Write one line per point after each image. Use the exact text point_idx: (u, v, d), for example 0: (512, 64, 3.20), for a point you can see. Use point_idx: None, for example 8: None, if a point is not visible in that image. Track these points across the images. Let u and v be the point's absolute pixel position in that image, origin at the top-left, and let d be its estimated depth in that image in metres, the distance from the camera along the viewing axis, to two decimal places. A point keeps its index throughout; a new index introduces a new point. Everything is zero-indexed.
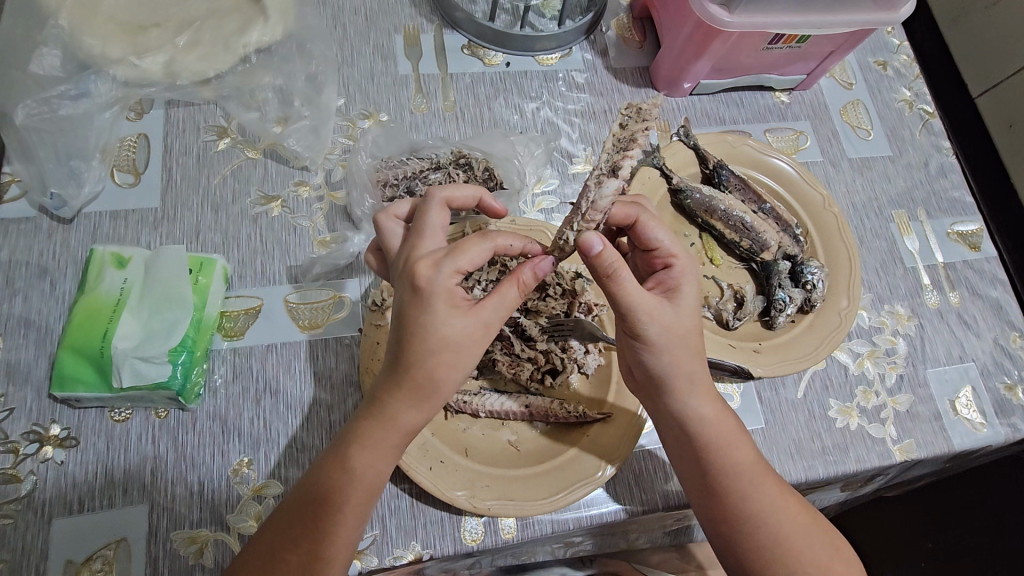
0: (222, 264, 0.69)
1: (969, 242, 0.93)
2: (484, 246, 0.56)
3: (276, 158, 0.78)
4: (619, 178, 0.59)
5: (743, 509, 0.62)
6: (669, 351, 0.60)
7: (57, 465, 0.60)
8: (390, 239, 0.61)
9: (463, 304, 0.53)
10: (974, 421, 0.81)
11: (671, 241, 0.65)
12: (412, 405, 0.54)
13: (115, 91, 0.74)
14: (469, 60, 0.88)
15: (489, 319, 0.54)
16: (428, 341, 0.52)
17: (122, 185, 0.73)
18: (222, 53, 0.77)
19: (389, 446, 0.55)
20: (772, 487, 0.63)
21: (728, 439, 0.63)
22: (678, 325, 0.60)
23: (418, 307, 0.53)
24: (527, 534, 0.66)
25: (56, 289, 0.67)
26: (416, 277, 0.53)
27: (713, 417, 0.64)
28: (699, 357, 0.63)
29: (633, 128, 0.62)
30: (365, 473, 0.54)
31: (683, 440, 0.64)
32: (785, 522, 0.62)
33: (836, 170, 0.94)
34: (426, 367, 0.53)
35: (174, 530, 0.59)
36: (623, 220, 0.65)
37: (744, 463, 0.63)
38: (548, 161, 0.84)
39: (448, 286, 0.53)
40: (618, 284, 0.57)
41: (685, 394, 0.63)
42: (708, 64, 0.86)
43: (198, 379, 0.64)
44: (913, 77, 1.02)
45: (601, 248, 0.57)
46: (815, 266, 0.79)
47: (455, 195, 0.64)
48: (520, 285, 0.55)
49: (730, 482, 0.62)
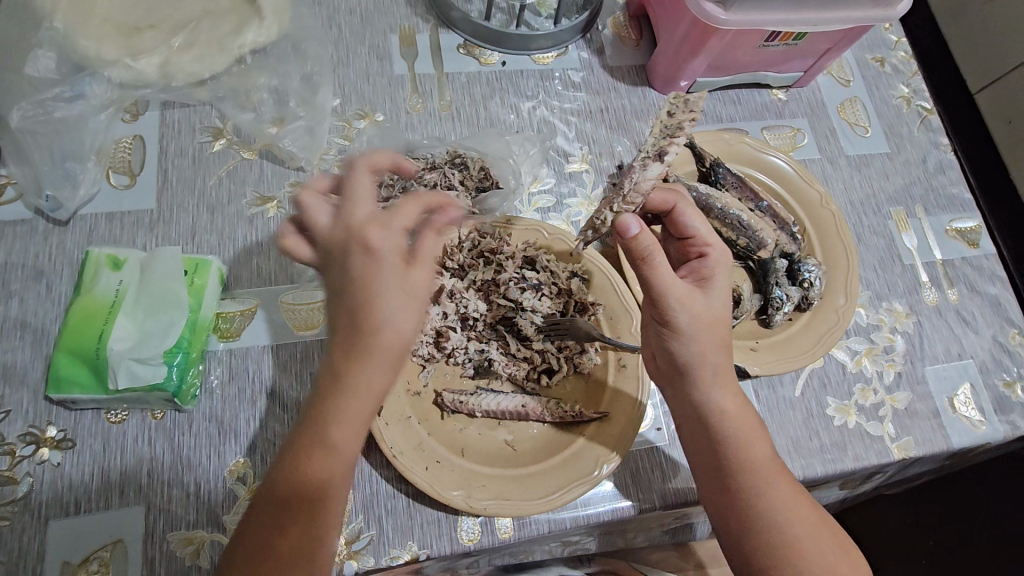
0: (218, 265, 0.68)
1: (967, 238, 0.92)
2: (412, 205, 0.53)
3: (272, 158, 0.78)
4: (663, 163, 0.72)
5: (756, 505, 0.61)
6: (696, 340, 0.62)
7: (54, 467, 0.60)
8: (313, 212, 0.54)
9: (393, 250, 0.51)
10: (973, 418, 0.80)
11: (708, 229, 0.66)
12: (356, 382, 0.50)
13: (110, 93, 0.74)
14: (465, 60, 0.88)
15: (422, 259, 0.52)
16: (363, 296, 0.50)
17: (118, 186, 0.73)
18: (217, 53, 0.77)
19: (351, 410, 0.51)
20: (786, 485, 0.62)
21: (747, 434, 0.63)
22: (706, 313, 0.62)
23: (358, 265, 0.50)
24: (524, 533, 0.66)
25: (52, 290, 0.67)
26: (358, 234, 0.51)
27: (732, 410, 0.64)
28: (722, 350, 0.63)
29: (681, 116, 0.76)
30: (334, 449, 0.50)
31: (701, 432, 0.64)
32: (797, 523, 0.61)
33: (834, 167, 0.93)
34: (363, 310, 0.50)
35: (171, 531, 0.59)
36: (663, 206, 0.69)
37: (761, 459, 0.63)
38: (544, 160, 0.84)
39: (383, 229, 0.52)
40: (651, 268, 0.61)
41: (706, 386, 0.63)
42: (704, 62, 0.86)
43: (194, 380, 0.64)
44: (911, 73, 1.02)
45: (638, 231, 0.60)
46: (812, 263, 0.79)
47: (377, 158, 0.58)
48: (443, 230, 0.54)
49: (744, 477, 0.62)
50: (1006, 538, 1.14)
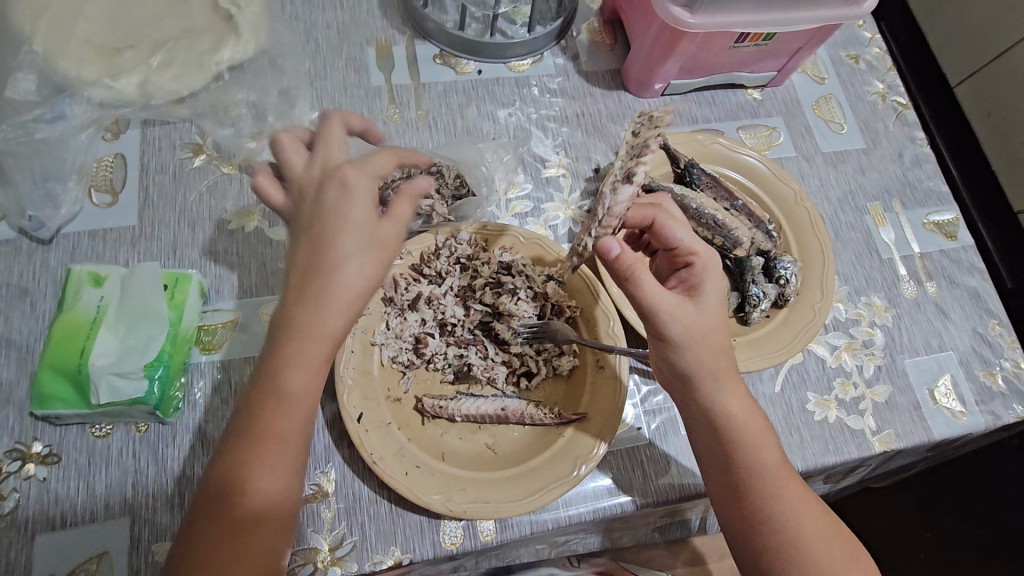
0: (198, 279, 0.70)
1: (945, 231, 0.93)
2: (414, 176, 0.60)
3: (251, 172, 0.79)
4: (632, 183, 0.65)
5: (766, 508, 0.61)
6: (691, 348, 0.63)
7: (40, 482, 0.61)
8: (292, 158, 0.61)
9: (367, 196, 0.57)
10: (954, 409, 0.81)
11: (692, 238, 0.67)
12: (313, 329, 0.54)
13: (90, 113, 0.75)
14: (441, 70, 0.89)
15: (388, 228, 0.57)
16: (332, 234, 0.55)
17: (100, 205, 0.75)
18: (195, 71, 0.79)
19: (313, 355, 0.54)
20: (796, 490, 0.62)
21: (757, 439, 0.63)
22: (699, 322, 0.63)
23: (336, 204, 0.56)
24: (507, 535, 0.67)
25: (36, 309, 0.68)
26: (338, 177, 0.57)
27: (741, 415, 0.63)
28: (721, 354, 0.64)
29: (646, 134, 0.69)
30: (292, 390, 0.54)
31: (711, 437, 0.64)
32: (806, 525, 0.61)
33: (810, 164, 0.94)
34: (336, 252, 0.55)
35: (157, 542, 0.60)
36: (641, 222, 0.71)
37: (771, 463, 0.62)
38: (520, 166, 0.85)
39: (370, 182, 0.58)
40: (636, 284, 0.63)
41: (712, 392, 0.63)
42: (677, 64, 0.87)
43: (176, 392, 0.65)
44: (885, 69, 1.03)
45: (618, 250, 0.64)
46: (788, 260, 0.80)
47: (351, 117, 0.67)
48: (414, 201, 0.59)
49: (754, 480, 0.62)
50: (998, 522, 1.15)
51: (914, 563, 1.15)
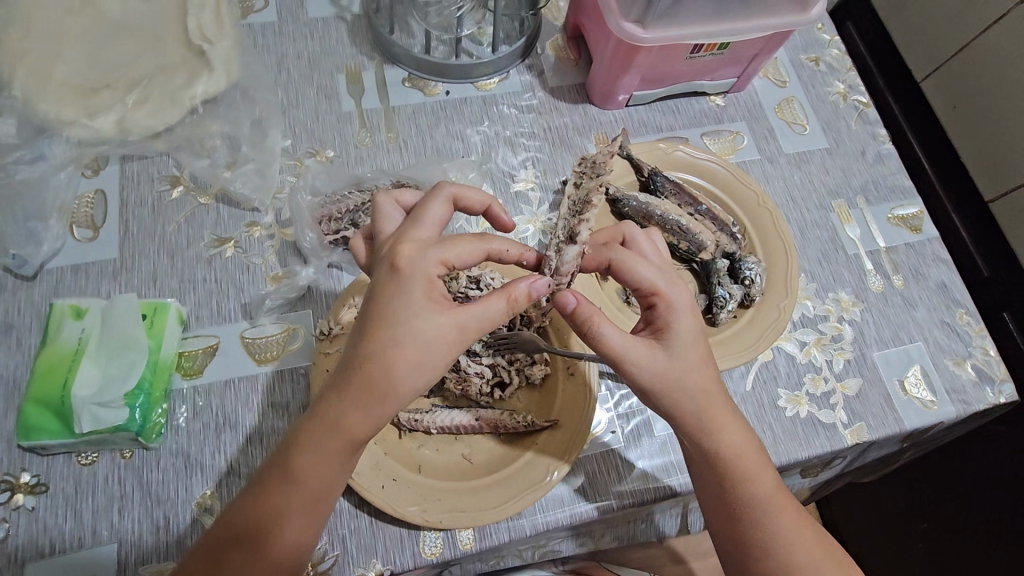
0: (176, 307, 0.72)
1: (909, 224, 0.95)
2: (473, 248, 0.60)
3: (227, 201, 0.81)
4: (576, 244, 0.71)
5: (762, 535, 0.63)
6: (669, 394, 0.62)
7: (29, 512, 0.63)
8: (385, 222, 0.65)
9: (436, 305, 0.56)
10: (924, 399, 0.82)
11: (655, 274, 0.64)
12: (363, 414, 0.55)
13: (70, 152, 0.78)
14: (410, 92, 0.92)
15: (466, 323, 0.56)
16: (393, 326, 0.55)
17: (82, 240, 0.77)
18: (170, 107, 0.82)
19: (335, 449, 0.56)
20: (791, 514, 0.64)
21: (752, 470, 0.64)
22: (669, 368, 0.62)
23: (396, 288, 0.56)
24: (486, 543, 0.68)
25: (22, 343, 0.71)
26: (401, 257, 0.57)
27: (735, 449, 0.64)
28: (705, 395, 0.63)
29: (587, 186, 0.78)
30: (308, 473, 0.57)
31: (708, 470, 0.65)
32: (800, 551, 0.63)
33: (774, 166, 0.97)
34: (385, 359, 0.54)
35: (143, 564, 0.62)
36: (598, 267, 0.68)
37: (766, 491, 0.63)
38: (487, 181, 0.87)
39: (428, 273, 0.57)
40: (597, 338, 0.61)
41: (707, 429, 0.63)
42: (636, 76, 0.90)
43: (159, 419, 0.67)
44: (845, 69, 1.06)
45: (574, 305, 0.62)
46: (751, 260, 0.82)
47: (464, 194, 0.66)
48: (510, 299, 0.58)
49: (749, 510, 0.63)
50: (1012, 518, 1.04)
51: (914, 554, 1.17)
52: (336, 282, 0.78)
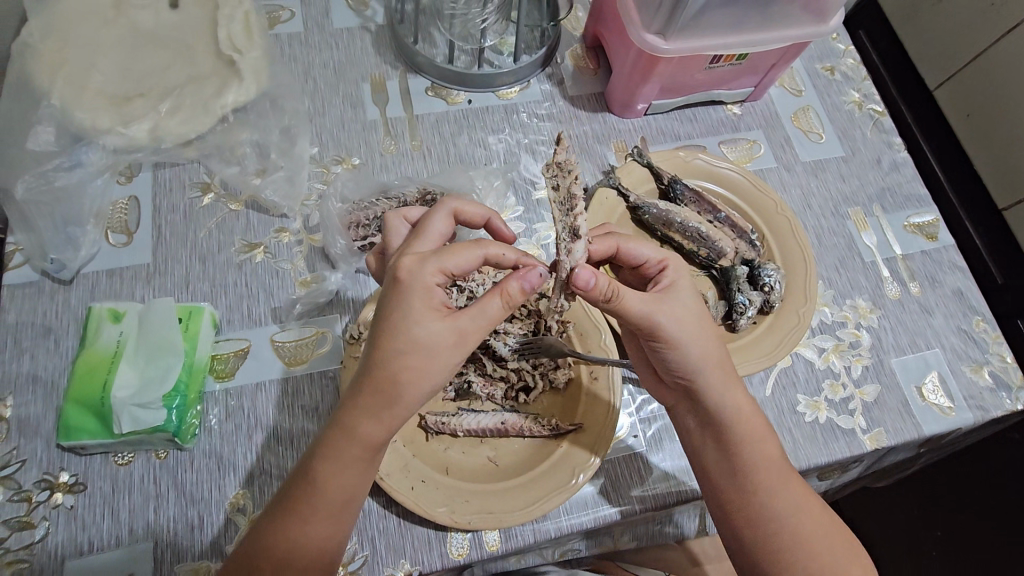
0: (210, 311, 0.74)
1: (926, 232, 0.96)
2: (469, 253, 0.60)
3: (257, 208, 0.83)
4: (583, 238, 0.62)
5: (769, 504, 0.64)
6: (691, 347, 0.64)
7: (68, 510, 0.65)
8: (393, 235, 0.68)
9: (436, 311, 0.56)
10: (942, 405, 0.83)
11: (656, 249, 0.69)
12: (376, 420, 0.56)
13: (105, 159, 0.80)
14: (434, 101, 0.94)
15: (466, 325, 0.56)
16: (396, 336, 0.55)
17: (117, 245, 0.79)
18: (202, 115, 0.84)
19: (351, 456, 0.57)
20: (798, 487, 0.65)
21: (761, 436, 0.66)
22: (688, 317, 0.64)
23: (398, 298, 0.56)
24: (511, 544, 0.70)
25: (60, 346, 0.73)
26: (400, 269, 0.57)
27: (745, 412, 0.66)
28: (717, 349, 0.66)
29: (564, 184, 0.63)
30: (329, 481, 0.57)
31: (718, 434, 0.66)
32: (805, 523, 0.63)
33: (791, 174, 0.98)
34: (391, 368, 0.55)
35: (179, 562, 0.64)
36: (605, 254, 0.69)
37: (773, 459, 0.65)
38: (510, 189, 0.89)
39: (427, 283, 0.57)
40: (622, 301, 0.62)
41: (717, 391, 0.65)
42: (656, 86, 0.91)
43: (193, 420, 0.68)
44: (860, 79, 1.07)
45: (595, 280, 0.61)
46: (771, 267, 0.83)
47: (466, 207, 0.68)
48: (504, 296, 0.57)
49: (758, 476, 0.64)
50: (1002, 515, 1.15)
51: (927, 563, 1.15)
52: (363, 286, 0.80)
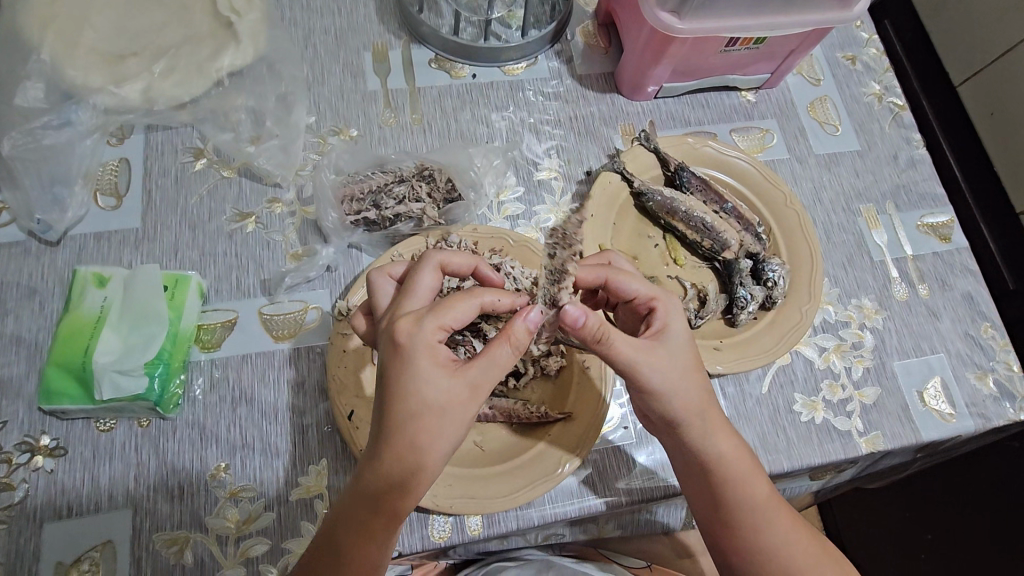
0: (197, 280, 0.72)
1: (939, 233, 0.93)
2: (468, 305, 0.58)
3: (250, 176, 0.81)
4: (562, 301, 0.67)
5: (756, 539, 0.63)
6: (675, 396, 0.60)
7: (48, 473, 0.64)
8: (380, 297, 0.63)
9: (445, 367, 0.54)
10: (943, 411, 0.81)
11: (648, 285, 0.64)
12: (400, 491, 0.54)
13: (96, 119, 0.78)
14: (436, 74, 0.91)
15: (476, 380, 0.54)
16: (409, 400, 0.53)
17: (105, 208, 0.77)
18: (196, 77, 0.81)
19: (377, 525, 0.55)
20: (787, 520, 0.63)
21: (746, 477, 0.63)
22: (674, 365, 0.61)
23: (400, 364, 0.54)
24: (494, 530, 0.69)
25: (45, 309, 0.72)
26: (398, 333, 0.55)
27: (731, 454, 0.63)
28: (704, 394, 0.62)
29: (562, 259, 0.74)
30: (359, 552, 0.55)
31: (702, 475, 0.64)
32: (796, 556, 0.62)
33: (803, 167, 0.95)
34: (408, 434, 0.53)
35: (157, 532, 0.63)
36: (593, 283, 0.67)
37: (761, 497, 0.63)
38: (510, 168, 0.86)
39: (429, 342, 0.55)
40: (610, 346, 0.58)
41: (702, 435, 0.62)
42: (668, 68, 0.87)
43: (177, 389, 0.68)
44: (882, 70, 1.03)
45: (585, 318, 0.58)
46: (776, 263, 0.80)
47: (450, 258, 0.64)
48: (512, 342, 0.56)
49: (744, 515, 0.62)
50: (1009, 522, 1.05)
51: (918, 565, 1.16)
52: (355, 262, 0.78)
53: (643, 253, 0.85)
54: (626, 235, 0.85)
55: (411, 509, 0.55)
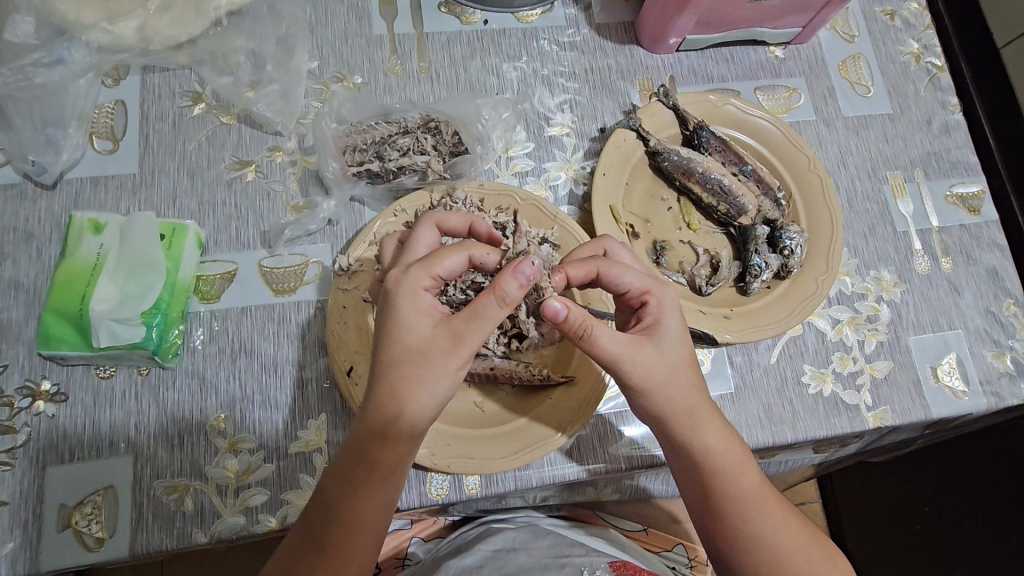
0: (195, 230, 0.71)
1: (968, 205, 0.89)
2: (459, 255, 0.57)
3: (249, 123, 0.78)
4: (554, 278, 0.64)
5: (748, 531, 0.61)
6: (661, 391, 0.59)
7: (49, 418, 0.65)
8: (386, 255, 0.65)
9: (427, 314, 0.54)
10: (956, 388, 0.79)
11: (640, 276, 0.62)
12: (384, 448, 0.53)
13: (89, 58, 0.74)
14: (446, 19, 0.85)
15: (459, 328, 0.53)
16: (392, 346, 0.53)
17: (101, 152, 0.75)
18: (193, 16, 0.77)
19: (365, 485, 0.54)
20: (775, 507, 0.62)
21: (735, 466, 0.61)
22: (663, 358, 0.59)
23: (388, 310, 0.54)
24: (492, 490, 0.69)
25: (42, 254, 0.70)
26: (387, 282, 0.55)
27: (718, 447, 0.61)
28: (693, 388, 0.60)
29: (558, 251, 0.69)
30: (350, 518, 0.55)
31: (690, 469, 0.62)
32: (787, 544, 0.61)
33: (829, 130, 0.90)
34: (391, 379, 0.52)
35: (157, 479, 0.64)
36: (584, 278, 0.63)
37: (750, 485, 0.61)
38: (520, 123, 0.82)
39: (414, 288, 0.54)
40: (591, 342, 0.57)
41: (690, 427, 0.60)
42: (692, 19, 0.81)
43: (175, 339, 0.67)
44: (922, 27, 0.96)
45: (566, 312, 0.57)
46: (794, 230, 0.77)
47: (446, 217, 0.64)
48: (499, 293, 0.52)
49: (736, 504, 0.61)
50: (1006, 500, 1.03)
51: (912, 535, 1.17)
52: (357, 216, 0.76)
53: (656, 216, 0.81)
54: (638, 197, 0.81)
55: (398, 462, 0.54)
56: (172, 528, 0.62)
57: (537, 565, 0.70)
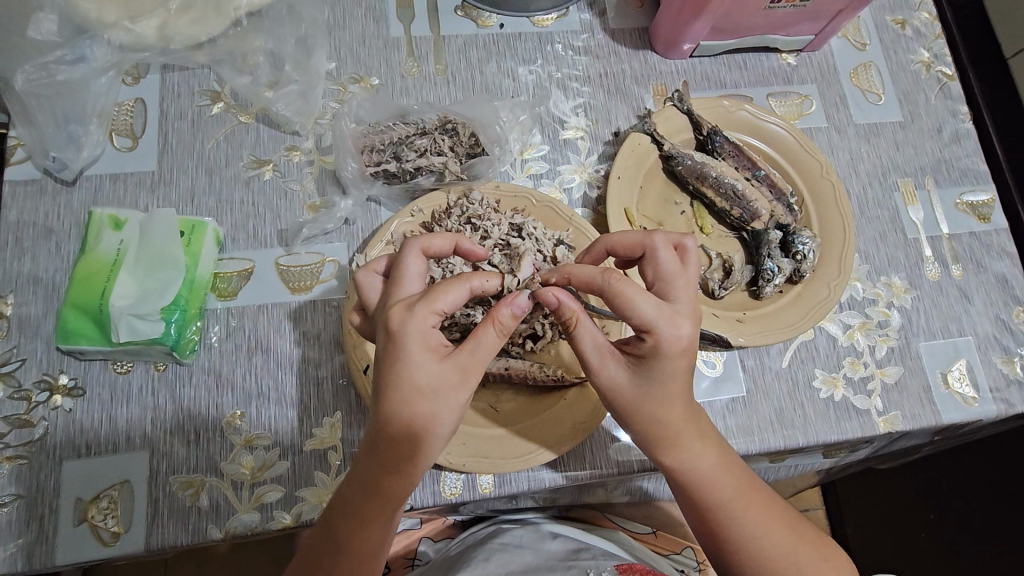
0: (213, 227, 0.72)
1: (978, 212, 0.89)
2: (459, 287, 0.55)
3: (267, 122, 0.79)
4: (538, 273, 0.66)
5: (729, 535, 0.61)
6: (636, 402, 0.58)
7: (66, 413, 0.65)
8: (369, 294, 0.60)
9: (437, 349, 0.53)
10: (966, 394, 0.79)
11: (655, 309, 0.54)
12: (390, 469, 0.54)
13: (110, 56, 0.75)
14: (462, 22, 0.86)
15: (467, 362, 0.53)
16: (402, 387, 0.52)
17: (121, 149, 0.76)
18: (213, 16, 0.78)
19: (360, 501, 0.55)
20: (758, 511, 0.61)
21: (712, 476, 0.60)
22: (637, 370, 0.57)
23: (392, 352, 0.52)
24: (505, 490, 0.69)
25: (61, 249, 0.71)
26: (390, 320, 0.53)
27: (695, 458, 0.60)
28: (675, 401, 0.58)
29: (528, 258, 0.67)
30: (351, 530, 0.55)
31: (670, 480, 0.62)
32: (772, 546, 0.61)
33: (841, 136, 0.90)
34: (403, 414, 0.52)
35: (173, 474, 0.64)
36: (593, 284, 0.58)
37: (729, 494, 0.61)
38: (535, 126, 0.83)
39: (422, 327, 0.52)
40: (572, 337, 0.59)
41: (666, 441, 0.59)
42: (707, 24, 0.82)
43: (193, 335, 0.67)
44: (932, 36, 0.97)
45: (557, 301, 0.58)
46: (806, 235, 0.78)
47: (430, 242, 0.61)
48: (497, 324, 0.54)
49: (717, 513, 0.61)
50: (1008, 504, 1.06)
51: (916, 543, 1.16)
52: (374, 216, 0.76)
53: (669, 219, 0.82)
54: (651, 201, 0.81)
55: (407, 486, 0.55)
56: (187, 523, 0.62)
57: (545, 564, 0.71)
